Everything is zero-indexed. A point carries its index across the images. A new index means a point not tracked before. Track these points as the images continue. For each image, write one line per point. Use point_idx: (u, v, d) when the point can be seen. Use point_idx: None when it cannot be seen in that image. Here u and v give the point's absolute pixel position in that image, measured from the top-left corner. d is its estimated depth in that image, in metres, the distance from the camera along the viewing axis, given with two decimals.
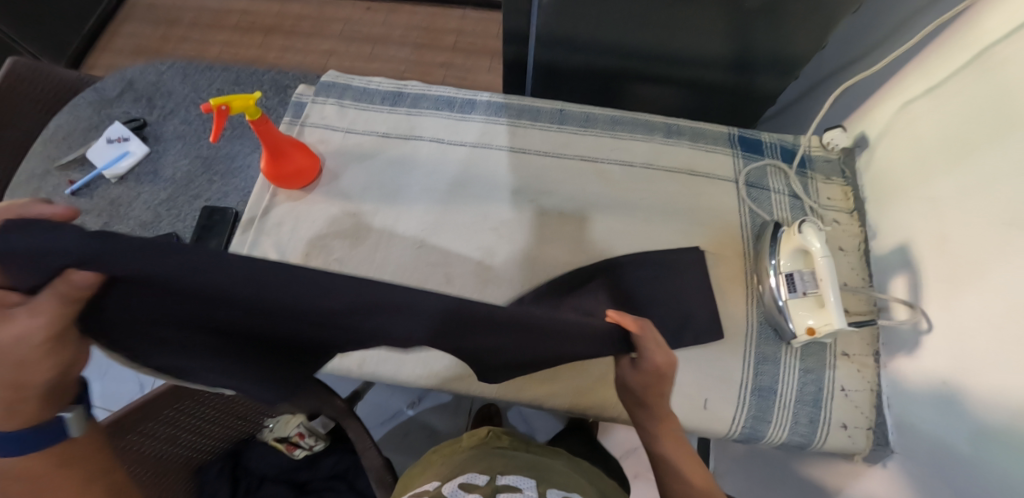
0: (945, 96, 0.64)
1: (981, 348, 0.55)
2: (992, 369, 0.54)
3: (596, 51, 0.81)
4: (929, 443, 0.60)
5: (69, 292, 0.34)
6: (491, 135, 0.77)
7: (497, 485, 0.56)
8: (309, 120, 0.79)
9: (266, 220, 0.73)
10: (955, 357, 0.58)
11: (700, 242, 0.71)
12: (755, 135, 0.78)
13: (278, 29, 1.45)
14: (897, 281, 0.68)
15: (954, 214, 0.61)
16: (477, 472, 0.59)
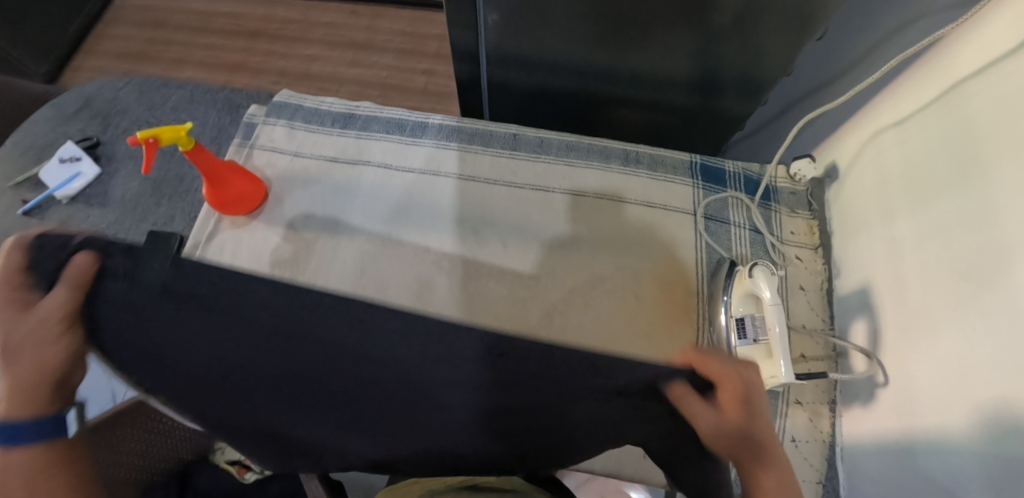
0: (912, 131, 0.60)
1: (931, 410, 0.52)
2: (942, 435, 0.50)
3: (554, 70, 0.77)
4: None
5: (75, 280, 0.38)
6: (439, 161, 0.75)
7: None
8: (258, 143, 0.78)
9: (209, 246, 0.72)
10: (906, 415, 0.55)
11: (648, 279, 0.68)
12: (718, 164, 0.74)
13: (262, 33, 1.43)
14: (858, 327, 0.64)
15: (915, 262, 0.57)
16: None
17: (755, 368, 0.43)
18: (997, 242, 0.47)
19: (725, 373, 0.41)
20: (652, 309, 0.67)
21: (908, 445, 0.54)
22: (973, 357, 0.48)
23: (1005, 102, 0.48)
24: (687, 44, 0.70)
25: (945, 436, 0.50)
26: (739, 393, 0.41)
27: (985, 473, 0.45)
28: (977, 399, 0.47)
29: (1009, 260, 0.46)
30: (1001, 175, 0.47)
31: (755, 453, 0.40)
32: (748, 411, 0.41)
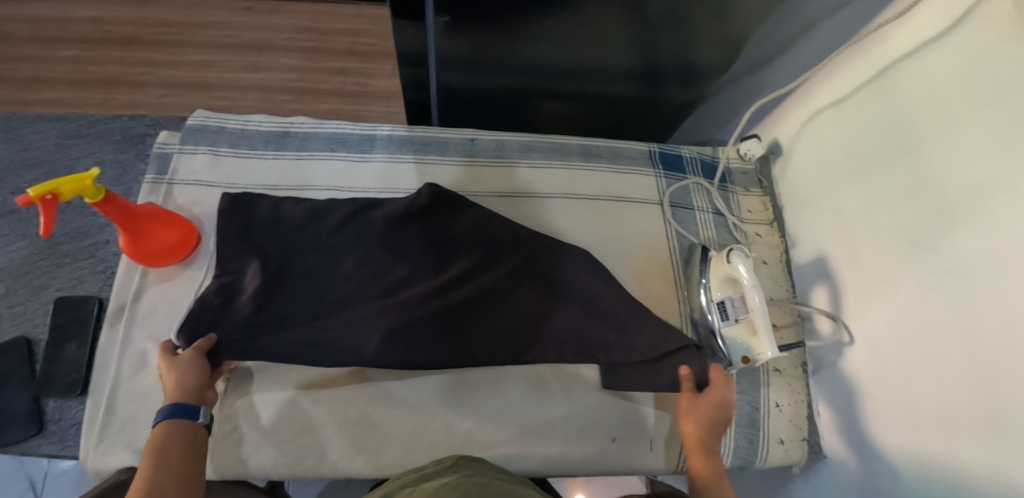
0: (850, 109, 0.64)
1: (889, 362, 0.57)
2: (901, 387, 0.55)
3: (500, 70, 0.73)
4: (852, 456, 0.61)
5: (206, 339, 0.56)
6: (396, 177, 0.69)
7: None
8: (177, 177, 0.67)
9: (137, 308, 0.61)
10: (869, 370, 0.60)
11: (631, 274, 0.68)
12: (675, 151, 0.75)
13: (140, 40, 1.24)
14: (818, 292, 0.69)
15: (863, 230, 0.61)
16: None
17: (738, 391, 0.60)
18: (939, 206, 0.52)
19: (726, 381, 0.58)
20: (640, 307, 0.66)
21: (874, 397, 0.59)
22: (924, 314, 0.53)
23: (945, 75, 0.51)
24: (633, 34, 0.68)
25: (907, 388, 0.54)
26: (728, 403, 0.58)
27: (951, 418, 0.49)
28: (937, 352, 0.51)
29: (953, 224, 0.50)
30: (941, 146, 0.52)
31: (710, 427, 0.57)
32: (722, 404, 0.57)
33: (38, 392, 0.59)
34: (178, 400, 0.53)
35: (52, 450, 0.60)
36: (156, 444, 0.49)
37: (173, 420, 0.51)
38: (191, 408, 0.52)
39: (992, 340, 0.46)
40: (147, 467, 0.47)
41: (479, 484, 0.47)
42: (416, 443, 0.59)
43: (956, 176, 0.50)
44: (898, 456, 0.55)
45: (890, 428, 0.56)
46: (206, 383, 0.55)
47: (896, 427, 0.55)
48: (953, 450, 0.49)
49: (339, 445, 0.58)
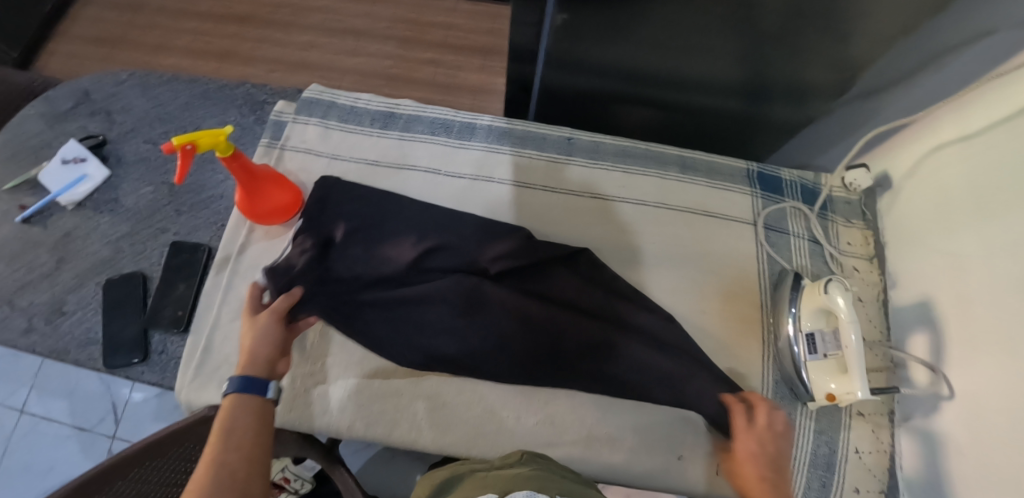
0: (981, 146, 0.59)
1: (993, 424, 0.52)
2: (999, 456, 0.51)
3: (603, 72, 0.73)
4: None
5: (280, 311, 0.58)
6: (491, 166, 0.70)
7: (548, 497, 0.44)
8: (289, 144, 0.72)
9: (242, 260, 0.66)
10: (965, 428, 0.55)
11: (715, 292, 0.67)
12: (774, 172, 0.73)
13: (254, 17, 1.33)
14: (917, 339, 0.64)
15: (980, 279, 0.57)
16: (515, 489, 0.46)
17: (786, 440, 0.53)
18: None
19: (741, 426, 0.54)
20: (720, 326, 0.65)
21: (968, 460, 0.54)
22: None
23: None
24: (746, 48, 0.66)
25: (1007, 456, 0.50)
26: (758, 449, 0.52)
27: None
28: None
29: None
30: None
31: (769, 486, 0.49)
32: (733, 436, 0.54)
33: (149, 324, 0.64)
34: (246, 373, 0.54)
35: (151, 378, 0.64)
36: (229, 408, 0.51)
37: (243, 392, 0.52)
38: (261, 382, 0.53)
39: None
40: (216, 444, 0.47)
41: (553, 480, 0.48)
42: (482, 427, 0.60)
43: None
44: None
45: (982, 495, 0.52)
46: (276, 356, 0.56)
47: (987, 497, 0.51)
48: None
49: (409, 417, 0.60)
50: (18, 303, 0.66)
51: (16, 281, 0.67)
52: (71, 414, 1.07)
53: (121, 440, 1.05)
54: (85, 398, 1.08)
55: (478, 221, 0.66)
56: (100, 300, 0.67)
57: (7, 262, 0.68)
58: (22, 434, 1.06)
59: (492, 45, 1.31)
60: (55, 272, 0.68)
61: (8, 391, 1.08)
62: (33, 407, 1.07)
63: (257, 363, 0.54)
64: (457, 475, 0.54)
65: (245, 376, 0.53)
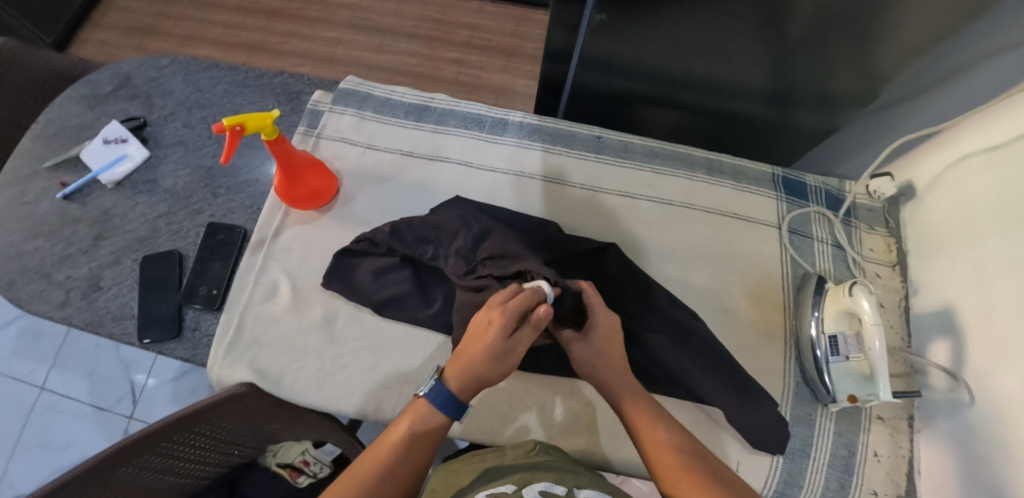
0: (1006, 157, 0.60)
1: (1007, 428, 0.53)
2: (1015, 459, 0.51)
3: (634, 74, 0.74)
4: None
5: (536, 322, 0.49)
6: (522, 161, 0.72)
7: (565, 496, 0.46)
8: (325, 132, 0.73)
9: (276, 243, 0.68)
10: (985, 433, 0.56)
11: (739, 292, 0.68)
12: (799, 178, 0.74)
13: (283, 12, 1.35)
14: (938, 345, 0.65)
15: (1003, 288, 0.57)
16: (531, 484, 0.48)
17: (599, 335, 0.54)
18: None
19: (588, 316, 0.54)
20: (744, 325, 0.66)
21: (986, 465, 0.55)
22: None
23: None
24: (775, 54, 0.67)
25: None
26: (590, 351, 0.54)
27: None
28: None
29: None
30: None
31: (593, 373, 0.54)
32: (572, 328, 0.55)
33: (183, 302, 0.66)
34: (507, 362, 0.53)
35: (183, 355, 0.65)
36: (421, 418, 0.51)
37: (439, 408, 0.51)
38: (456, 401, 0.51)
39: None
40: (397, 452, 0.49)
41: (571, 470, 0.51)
42: (509, 414, 0.61)
43: None
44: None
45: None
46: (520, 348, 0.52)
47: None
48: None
49: None
50: (57, 276, 0.68)
51: (55, 255, 0.69)
52: (90, 393, 1.08)
53: (138, 420, 1.06)
54: (104, 378, 1.09)
55: (509, 214, 0.67)
56: (135, 276, 0.68)
57: (47, 237, 0.70)
58: (41, 409, 1.08)
59: (516, 46, 1.33)
60: (93, 248, 0.70)
61: (31, 367, 1.10)
62: (53, 384, 1.09)
63: (470, 379, 0.51)
64: (474, 460, 0.57)
65: (462, 396, 0.51)
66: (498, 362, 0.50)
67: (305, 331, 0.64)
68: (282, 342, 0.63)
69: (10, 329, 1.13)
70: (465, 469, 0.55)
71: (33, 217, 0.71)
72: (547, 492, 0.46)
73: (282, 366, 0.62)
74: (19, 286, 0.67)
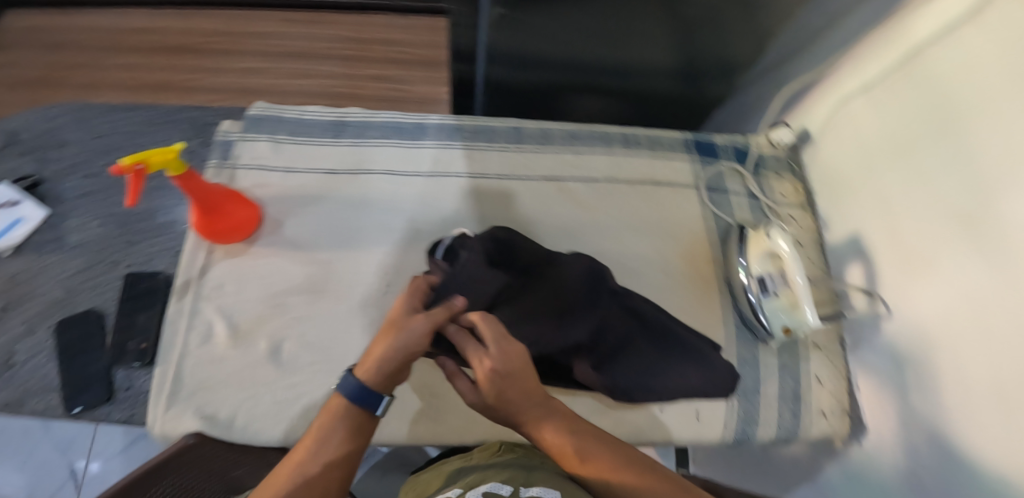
0: (881, 93, 0.68)
1: (941, 327, 0.58)
2: (955, 358, 0.56)
3: (545, 65, 0.77)
4: (899, 436, 0.62)
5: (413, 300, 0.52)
6: (447, 162, 0.72)
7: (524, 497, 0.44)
8: (241, 162, 0.71)
9: (205, 282, 0.65)
10: (903, 341, 0.63)
11: (672, 254, 0.71)
12: (708, 138, 0.78)
13: (183, 48, 1.30)
14: (854, 269, 0.72)
15: (897, 207, 0.65)
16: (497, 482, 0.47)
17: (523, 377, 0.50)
18: (979, 176, 0.55)
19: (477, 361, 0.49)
20: (681, 283, 0.70)
21: (929, 372, 0.59)
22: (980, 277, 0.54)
23: (958, 67, 0.57)
24: (670, 29, 0.71)
25: (957, 355, 0.56)
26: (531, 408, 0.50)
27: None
28: (983, 315, 0.53)
29: (966, 196, 0.56)
30: (977, 116, 0.55)
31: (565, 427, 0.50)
32: (498, 370, 0.49)
33: (112, 361, 0.62)
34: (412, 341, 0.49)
35: (120, 417, 0.61)
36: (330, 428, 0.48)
37: (355, 401, 0.48)
38: (375, 398, 0.49)
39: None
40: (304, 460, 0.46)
41: (528, 467, 0.50)
42: (475, 414, 0.61)
43: (988, 146, 0.54)
44: (958, 431, 0.55)
45: (952, 406, 0.55)
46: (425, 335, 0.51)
47: (971, 406, 0.53)
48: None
49: (396, 412, 0.60)
50: None
51: None
52: (27, 486, 0.99)
53: None
54: (40, 465, 1.00)
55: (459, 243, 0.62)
56: (53, 344, 0.63)
57: None
58: None
59: (434, 56, 1.34)
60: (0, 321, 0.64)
61: None
62: None
63: (384, 366, 0.49)
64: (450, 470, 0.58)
65: (371, 384, 0.49)
66: (389, 341, 0.49)
67: (250, 367, 0.61)
68: (227, 384, 0.60)
69: None
70: (435, 478, 0.56)
71: None
72: (492, 494, 0.45)
73: (232, 408, 0.60)
74: None
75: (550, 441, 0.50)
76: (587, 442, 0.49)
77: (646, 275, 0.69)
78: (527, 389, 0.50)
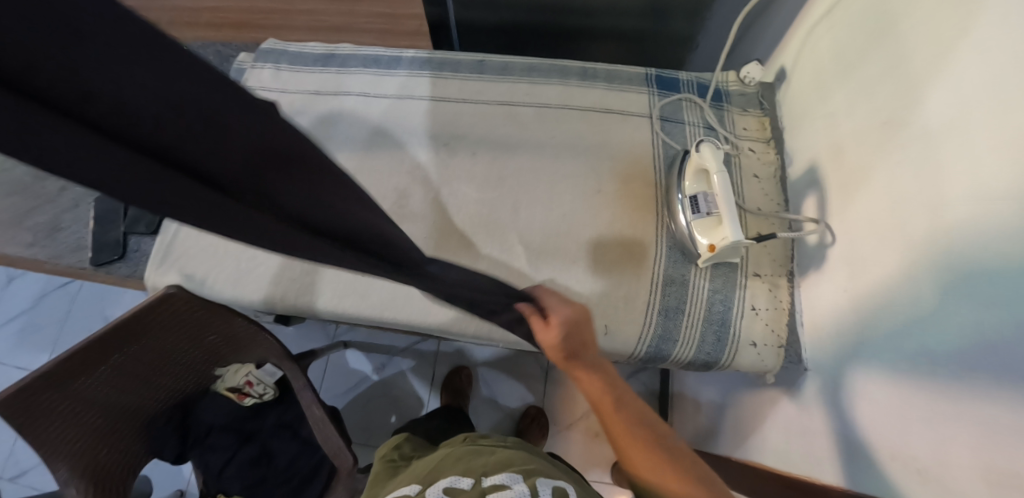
0: (838, 15, 0.62)
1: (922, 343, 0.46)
2: (889, 291, 0.51)
3: (515, 7, 0.82)
4: (835, 391, 0.58)
5: None
6: (412, 87, 0.80)
7: (483, 486, 0.53)
8: (249, 86, 0.84)
9: None
10: (844, 276, 0.58)
11: (609, 175, 0.72)
12: (672, 75, 0.79)
13: (247, 24, 1.49)
14: (809, 201, 0.66)
15: (846, 132, 0.60)
16: (457, 476, 0.56)
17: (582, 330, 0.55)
18: (913, 86, 0.50)
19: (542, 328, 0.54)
20: (617, 203, 0.71)
21: (866, 306, 0.54)
22: (911, 219, 0.49)
23: None
24: None
25: (890, 281, 0.51)
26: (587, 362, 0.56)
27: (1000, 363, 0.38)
28: (912, 238, 0.48)
29: (905, 111, 0.51)
30: (916, 24, 0.50)
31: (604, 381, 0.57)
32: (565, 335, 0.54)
33: (127, 228, 0.76)
34: None
35: (127, 271, 0.76)
36: None
37: None
38: None
39: (966, 239, 0.42)
40: None
41: (484, 455, 0.59)
42: (404, 299, 0.68)
43: (926, 52, 0.49)
44: (878, 391, 0.51)
45: (884, 338, 0.51)
46: None
47: (889, 364, 0.50)
48: (955, 384, 0.42)
49: (335, 287, 0.69)
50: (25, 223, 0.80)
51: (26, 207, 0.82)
52: None
53: None
54: None
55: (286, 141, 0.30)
56: (90, 215, 0.79)
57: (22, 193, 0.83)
58: None
59: None
60: (57, 197, 0.82)
61: (32, 356, 1.20)
62: None
63: None
64: (395, 474, 0.63)
65: None
66: None
67: (225, 241, 0.72)
68: (206, 252, 0.72)
69: (14, 323, 1.23)
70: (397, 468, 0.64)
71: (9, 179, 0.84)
72: (453, 488, 0.54)
73: (205, 270, 0.72)
74: None
75: (590, 385, 0.57)
76: (616, 396, 0.56)
77: (582, 193, 0.72)
78: (585, 350, 0.56)
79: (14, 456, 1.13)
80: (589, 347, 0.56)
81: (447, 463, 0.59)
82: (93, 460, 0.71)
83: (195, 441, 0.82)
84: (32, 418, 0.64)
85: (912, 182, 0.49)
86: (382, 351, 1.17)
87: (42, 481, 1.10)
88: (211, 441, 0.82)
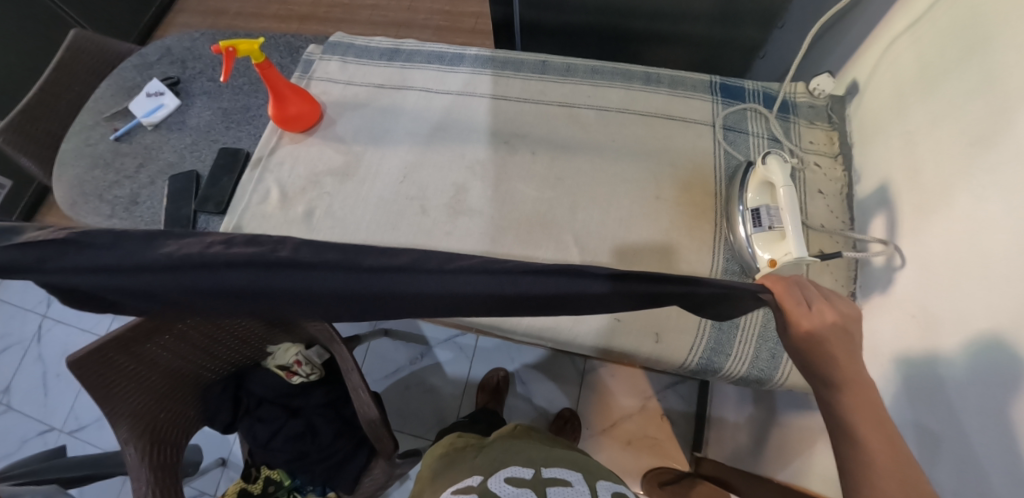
0: (924, 27, 0.60)
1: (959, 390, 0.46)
2: (962, 317, 0.49)
3: (581, 9, 0.82)
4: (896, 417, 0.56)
5: None
6: (475, 85, 0.81)
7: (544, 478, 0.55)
8: (315, 75, 0.86)
9: (271, 159, 0.81)
10: (912, 300, 0.56)
11: (668, 182, 0.71)
12: (737, 83, 0.77)
13: (310, 16, 1.55)
14: (878, 221, 0.64)
15: (924, 149, 0.58)
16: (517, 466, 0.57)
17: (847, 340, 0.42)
18: (1005, 100, 0.48)
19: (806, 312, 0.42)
20: (675, 211, 0.70)
21: (935, 331, 0.52)
22: (994, 242, 0.47)
23: None
24: None
25: (965, 308, 0.49)
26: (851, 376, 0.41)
27: None
28: (995, 263, 0.46)
29: (995, 128, 0.49)
30: (1010, 37, 0.48)
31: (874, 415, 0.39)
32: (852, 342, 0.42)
33: (198, 206, 0.80)
34: None
35: None
36: None
37: None
38: None
39: None
40: None
41: (540, 452, 0.60)
42: None
43: (1020, 65, 0.46)
44: (943, 420, 0.49)
45: (952, 364, 0.49)
46: None
47: (960, 389, 0.47)
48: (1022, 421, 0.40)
49: None
50: (106, 196, 0.86)
51: (108, 181, 0.87)
52: None
53: None
54: None
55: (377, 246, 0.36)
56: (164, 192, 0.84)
57: (103, 167, 0.88)
58: None
59: None
60: (135, 174, 0.87)
61: (95, 321, 1.28)
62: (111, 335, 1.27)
63: None
64: (452, 467, 0.63)
65: None
66: None
67: (288, 223, 0.75)
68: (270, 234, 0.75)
69: None
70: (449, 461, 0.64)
71: (93, 154, 0.90)
72: (514, 478, 0.54)
73: None
74: (79, 205, 0.86)
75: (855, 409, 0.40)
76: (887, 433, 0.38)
77: (640, 199, 0.71)
78: (834, 363, 0.41)
79: (74, 413, 1.20)
80: (842, 361, 0.41)
81: (503, 455, 0.60)
82: (151, 423, 0.75)
83: (245, 413, 0.86)
84: (105, 379, 0.69)
85: (998, 204, 0.47)
86: (422, 342, 1.19)
87: (98, 439, 1.17)
88: (261, 414, 0.86)
